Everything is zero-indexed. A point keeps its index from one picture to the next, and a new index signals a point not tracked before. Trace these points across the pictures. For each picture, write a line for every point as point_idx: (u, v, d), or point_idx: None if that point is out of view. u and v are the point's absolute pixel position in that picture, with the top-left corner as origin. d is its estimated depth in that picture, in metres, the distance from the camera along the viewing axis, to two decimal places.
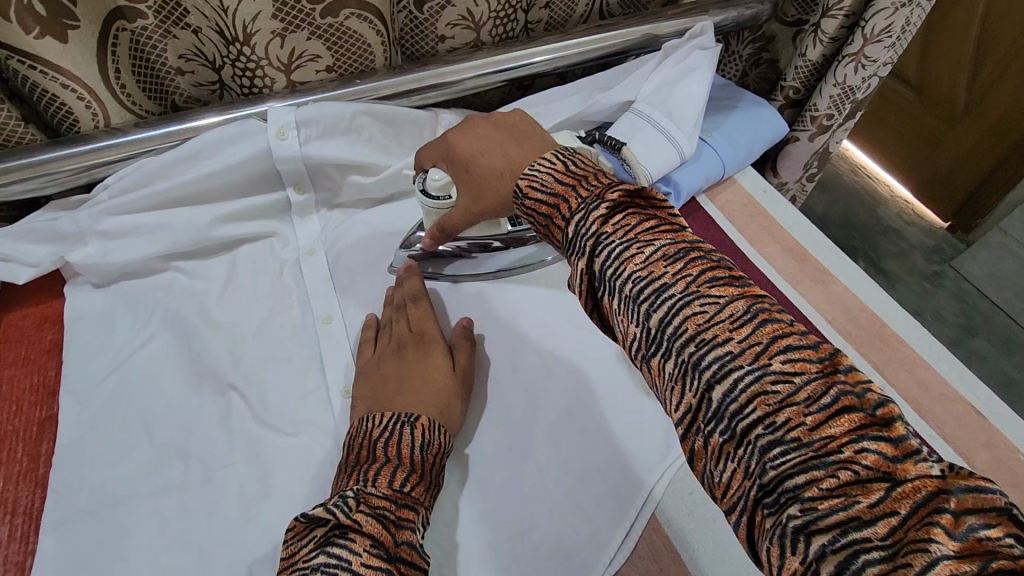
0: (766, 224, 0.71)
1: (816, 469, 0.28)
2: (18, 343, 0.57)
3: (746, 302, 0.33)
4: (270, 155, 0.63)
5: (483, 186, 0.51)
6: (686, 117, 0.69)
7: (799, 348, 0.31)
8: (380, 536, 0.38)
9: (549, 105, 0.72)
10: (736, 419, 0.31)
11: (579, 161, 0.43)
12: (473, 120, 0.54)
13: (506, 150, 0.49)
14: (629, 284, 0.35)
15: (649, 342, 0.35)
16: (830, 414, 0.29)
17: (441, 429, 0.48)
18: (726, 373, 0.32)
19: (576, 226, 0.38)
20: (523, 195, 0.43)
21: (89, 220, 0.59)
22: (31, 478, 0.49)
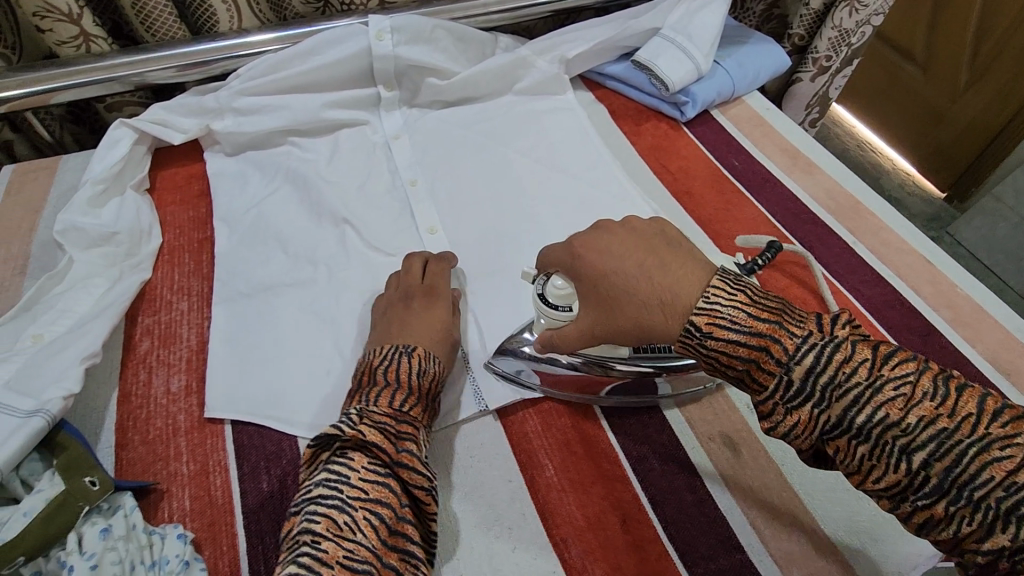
0: (767, 131, 0.85)
1: (981, 457, 0.35)
2: (174, 190, 0.74)
3: (868, 345, 0.40)
4: (370, 54, 0.78)
5: (618, 304, 0.46)
6: (704, 39, 0.83)
7: (897, 352, 0.39)
8: (379, 446, 0.45)
9: (591, 28, 0.87)
10: (925, 463, 0.36)
11: (752, 286, 0.44)
12: (605, 231, 0.50)
13: (655, 278, 0.45)
14: (880, 424, 0.38)
15: (900, 475, 0.37)
16: (953, 400, 0.37)
17: (435, 360, 0.54)
18: (936, 447, 0.36)
19: (807, 365, 0.39)
20: (706, 333, 0.42)
21: (228, 98, 0.75)
22: (199, 274, 0.65)
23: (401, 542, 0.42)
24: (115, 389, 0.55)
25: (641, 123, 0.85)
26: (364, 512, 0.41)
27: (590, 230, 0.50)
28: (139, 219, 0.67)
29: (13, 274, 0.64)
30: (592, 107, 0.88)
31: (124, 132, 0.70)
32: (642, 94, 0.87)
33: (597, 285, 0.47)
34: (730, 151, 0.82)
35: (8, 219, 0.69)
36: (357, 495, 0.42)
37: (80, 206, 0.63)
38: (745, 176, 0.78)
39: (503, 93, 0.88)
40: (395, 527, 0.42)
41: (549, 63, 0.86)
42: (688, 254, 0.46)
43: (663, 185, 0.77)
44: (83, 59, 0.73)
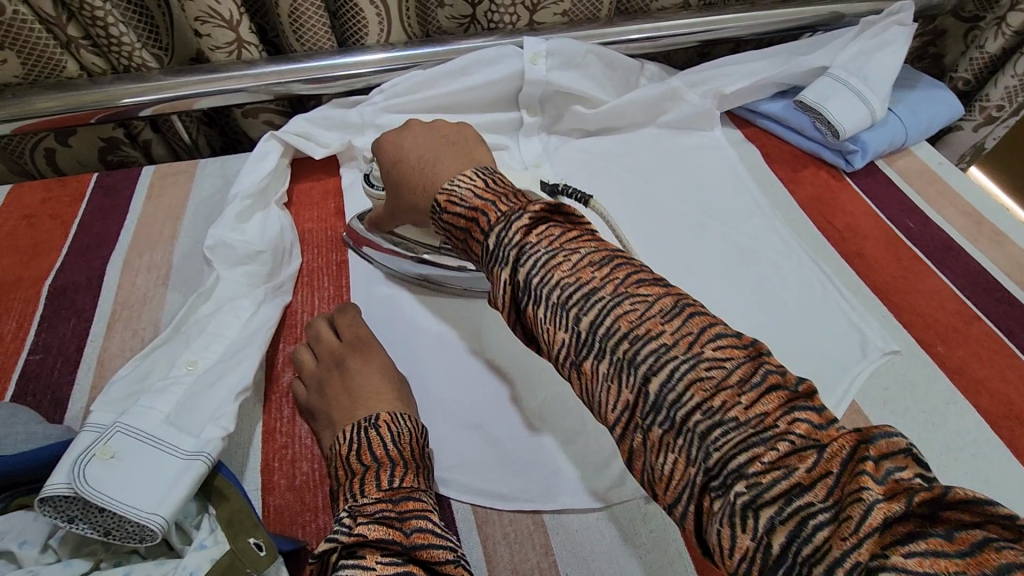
0: (942, 189, 0.77)
1: (772, 450, 0.29)
2: (311, 206, 0.71)
3: (672, 300, 0.35)
4: (521, 77, 0.74)
5: (402, 189, 0.54)
6: (880, 84, 0.76)
7: (725, 336, 0.33)
8: (388, 537, 0.37)
9: (751, 63, 0.80)
10: (675, 405, 0.31)
11: (497, 179, 0.47)
12: (411, 129, 0.57)
13: (428, 171, 0.51)
14: (556, 294, 0.37)
15: (642, 410, 0.33)
16: (759, 395, 0.31)
17: (405, 419, 0.48)
18: (715, 426, 0.30)
19: (494, 237, 0.41)
20: (443, 209, 0.46)
21: (372, 114, 0.73)
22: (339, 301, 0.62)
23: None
24: (259, 424, 0.52)
25: (798, 169, 0.78)
26: None
27: (399, 131, 0.57)
28: (282, 237, 0.64)
29: (156, 285, 0.62)
30: (743, 147, 0.81)
31: (272, 146, 0.70)
32: (801, 138, 0.80)
33: (396, 167, 0.54)
34: (902, 211, 0.73)
35: (150, 225, 0.68)
36: None
37: (229, 221, 0.62)
38: (924, 241, 0.70)
39: (647, 125, 0.82)
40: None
41: (702, 96, 0.80)
42: (471, 155, 0.52)
43: (830, 242, 0.70)
44: (234, 66, 0.72)
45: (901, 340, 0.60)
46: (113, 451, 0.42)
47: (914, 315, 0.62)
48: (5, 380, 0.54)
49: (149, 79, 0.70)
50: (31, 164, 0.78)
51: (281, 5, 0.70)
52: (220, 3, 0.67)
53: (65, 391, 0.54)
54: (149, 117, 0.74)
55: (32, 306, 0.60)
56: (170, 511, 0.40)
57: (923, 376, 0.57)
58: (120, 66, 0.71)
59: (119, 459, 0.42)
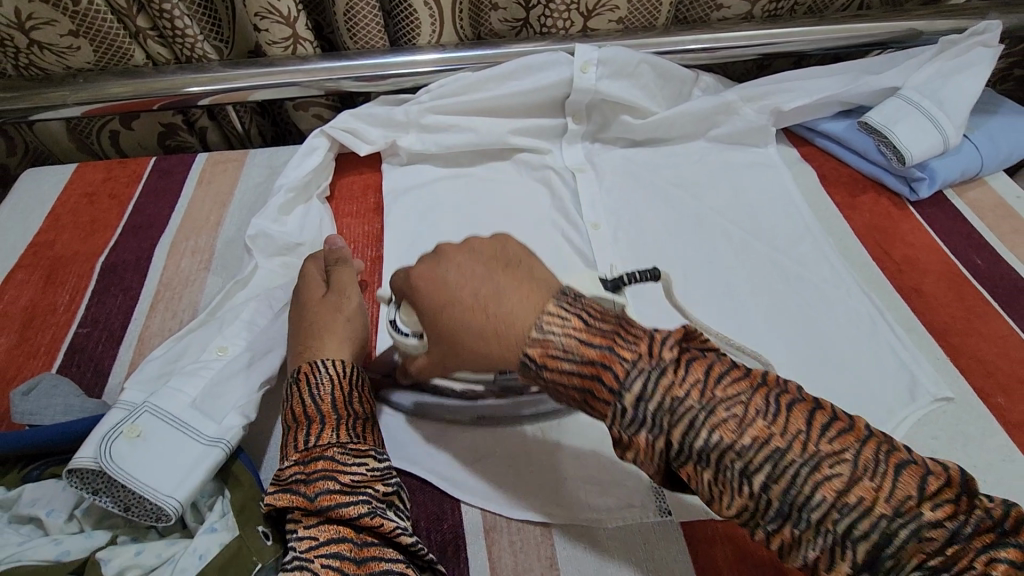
0: (1018, 226, 0.70)
1: (909, 540, 0.32)
2: (350, 200, 0.72)
3: (872, 450, 0.34)
4: (570, 84, 0.73)
5: (461, 340, 0.43)
6: (958, 108, 0.71)
7: (907, 465, 0.34)
8: (292, 502, 0.41)
9: (814, 79, 0.76)
10: (894, 569, 0.32)
11: (591, 307, 0.41)
12: (445, 252, 0.46)
13: (491, 311, 0.41)
14: (731, 454, 0.35)
15: (764, 513, 0.35)
16: (890, 481, 0.33)
17: (325, 365, 0.48)
18: (877, 536, 0.32)
19: (635, 392, 0.36)
20: (541, 365, 0.39)
21: (417, 114, 0.73)
22: (369, 296, 0.63)
23: (376, 567, 0.38)
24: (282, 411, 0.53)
25: (856, 194, 0.74)
26: (319, 562, 0.38)
27: (428, 256, 0.47)
28: (321, 230, 0.66)
29: (199, 269, 0.64)
30: (797, 167, 0.77)
31: (320, 141, 0.72)
32: (862, 161, 0.75)
33: (438, 314, 0.43)
34: (970, 246, 0.68)
35: (199, 210, 0.71)
36: (309, 545, 0.39)
37: (271, 212, 0.64)
38: (991, 280, 0.65)
39: (696, 137, 0.79)
40: (361, 557, 0.39)
41: (757, 112, 0.77)
42: (533, 277, 0.43)
43: (885, 276, 0.65)
44: (289, 61, 0.74)
45: (955, 386, 0.56)
46: (140, 430, 0.44)
47: (971, 360, 0.58)
48: (56, 349, 0.57)
49: (210, 70, 0.73)
50: (97, 144, 0.82)
51: (337, 3, 0.71)
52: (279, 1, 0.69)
53: (107, 364, 0.56)
54: (206, 106, 0.77)
55: (85, 281, 0.63)
56: (185, 495, 0.41)
57: (976, 428, 0.53)
58: (183, 57, 0.74)
59: (144, 439, 0.43)
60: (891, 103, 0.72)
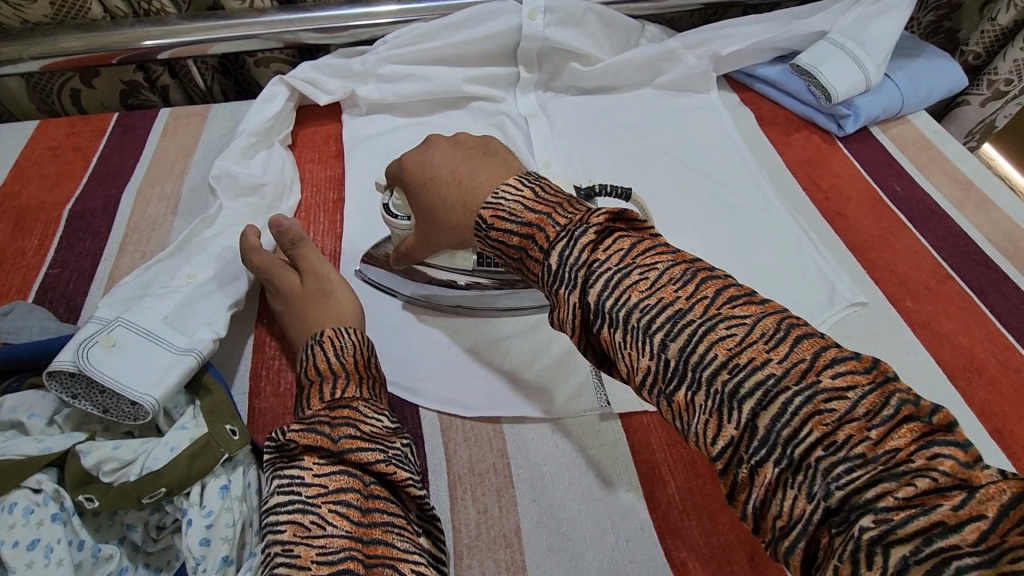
0: (935, 157, 0.77)
1: (899, 482, 0.28)
2: (312, 148, 0.75)
3: (775, 319, 0.35)
4: (519, 33, 0.76)
5: (436, 210, 0.51)
6: (879, 49, 0.76)
7: (845, 362, 0.32)
8: (317, 442, 0.41)
9: (750, 26, 0.81)
10: (791, 442, 0.31)
11: (546, 187, 0.46)
12: (433, 141, 0.55)
13: (462, 185, 0.49)
14: (635, 315, 0.37)
15: (664, 375, 0.36)
16: (888, 425, 0.30)
17: (350, 332, 0.51)
18: (765, 396, 0.32)
19: (557, 250, 0.40)
20: (489, 224, 0.45)
21: (374, 64, 0.76)
22: (332, 233, 0.66)
23: (380, 518, 0.39)
24: (251, 337, 0.56)
25: (790, 133, 0.79)
26: (329, 505, 0.38)
27: (419, 144, 0.54)
28: (283, 173, 0.68)
29: (166, 213, 0.67)
30: (737, 110, 0.82)
31: (280, 89, 0.74)
32: (796, 102, 0.80)
33: (426, 187, 0.51)
34: (890, 175, 0.74)
35: (164, 160, 0.73)
36: (317, 491, 0.39)
37: (234, 155, 0.66)
38: (908, 204, 0.70)
39: (642, 85, 0.84)
40: (368, 507, 0.39)
41: (698, 58, 0.81)
42: (507, 166, 0.50)
43: (812, 202, 0.71)
44: (247, 14, 0.76)
45: (870, 293, 0.62)
46: (115, 340, 0.47)
47: (886, 273, 0.63)
48: (27, 288, 0.60)
49: (167, 23, 0.74)
50: (58, 102, 0.83)
51: None
52: None
53: (78, 300, 0.59)
54: (166, 59, 0.79)
55: (52, 228, 0.65)
56: (161, 392, 0.45)
57: (888, 327, 0.59)
58: (140, 10, 0.76)
59: (119, 347, 0.46)
60: (820, 46, 0.77)
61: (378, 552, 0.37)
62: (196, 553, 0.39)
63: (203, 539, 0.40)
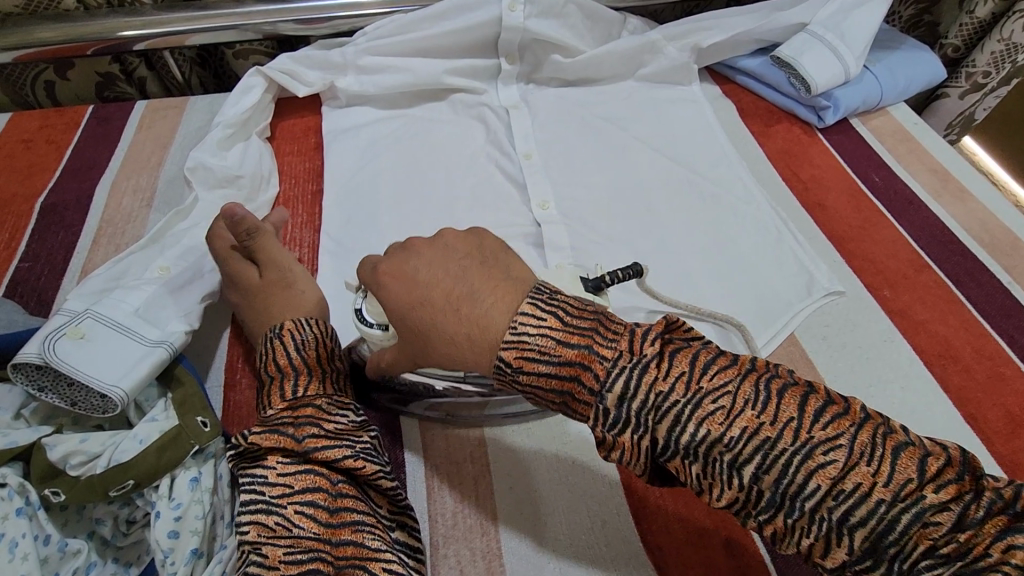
0: (913, 148, 0.77)
1: (913, 527, 0.32)
2: (291, 140, 0.75)
3: (752, 382, 0.36)
4: (500, 24, 0.76)
5: (429, 341, 0.42)
6: (857, 40, 0.76)
7: (826, 409, 0.34)
8: (279, 444, 0.41)
9: (731, 17, 0.81)
10: (900, 557, 0.32)
11: (566, 302, 0.41)
12: (411, 245, 0.47)
13: (464, 311, 0.41)
14: (721, 447, 0.34)
15: (757, 503, 0.34)
16: (890, 466, 0.33)
17: (310, 324, 0.50)
18: (876, 523, 0.32)
19: (617, 390, 0.36)
20: (516, 369, 0.39)
21: (353, 55, 0.76)
22: (311, 226, 0.66)
23: (349, 518, 0.39)
24: (227, 329, 0.55)
25: (772, 124, 0.79)
26: (292, 507, 0.39)
27: (397, 253, 0.46)
28: (261, 165, 0.68)
29: (141, 207, 0.66)
30: (718, 102, 0.82)
31: (258, 81, 0.73)
32: (777, 94, 0.81)
33: (410, 313, 0.43)
34: (870, 166, 0.74)
35: (140, 153, 0.72)
36: (280, 492, 0.39)
37: (210, 147, 0.65)
38: (886, 194, 0.71)
39: (625, 77, 0.84)
40: (336, 507, 0.40)
41: (679, 50, 0.81)
42: (511, 281, 0.43)
43: (793, 192, 0.71)
44: (223, 4, 0.75)
45: (848, 282, 0.62)
46: (83, 332, 0.46)
47: (864, 262, 0.64)
48: None
49: (143, 13, 0.74)
50: (32, 95, 0.82)
51: None
52: None
53: (50, 295, 0.58)
54: (142, 51, 0.77)
55: (24, 221, 0.64)
56: (130, 385, 0.44)
57: (864, 316, 0.59)
58: (115, 1, 0.74)
59: (87, 339, 0.45)
60: (800, 37, 0.77)
61: (347, 552, 0.38)
62: (163, 546, 0.39)
63: (171, 531, 0.39)
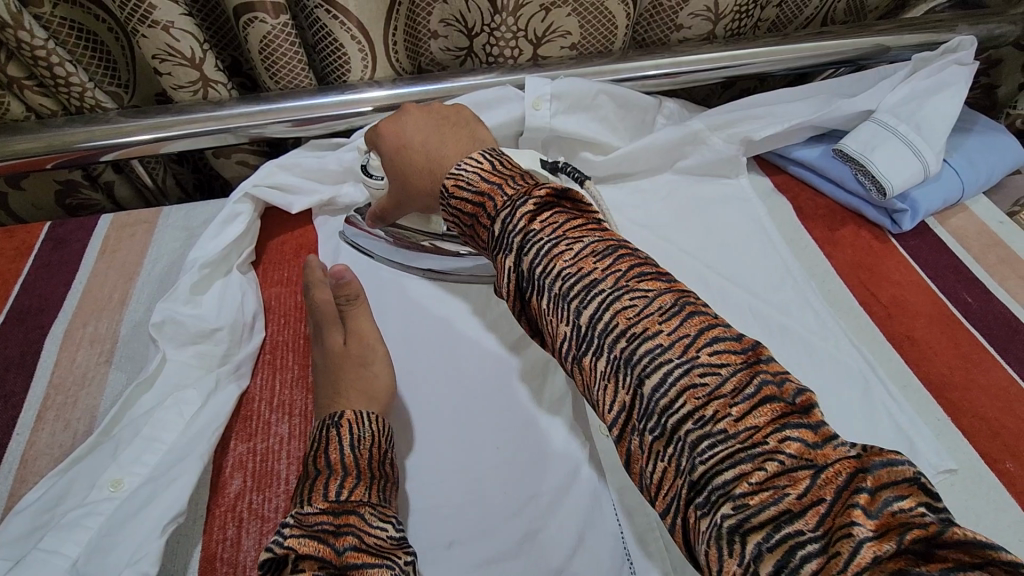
0: (1006, 255, 0.66)
1: (681, 381, 0.31)
2: (280, 264, 0.64)
3: (674, 296, 0.34)
4: (522, 122, 0.67)
5: (409, 176, 0.52)
6: (937, 133, 0.66)
7: (725, 340, 0.32)
8: (317, 553, 0.37)
9: (784, 105, 0.71)
10: (665, 413, 0.31)
11: (505, 162, 0.45)
12: (407, 109, 0.56)
13: (432, 155, 0.50)
14: (558, 284, 0.36)
15: (580, 339, 0.35)
16: (750, 406, 0.30)
17: (371, 419, 0.46)
18: (653, 365, 0.32)
19: (501, 220, 0.40)
20: (451, 194, 0.45)
21: (351, 161, 0.66)
22: (303, 383, 0.54)
23: None
24: (197, 551, 0.44)
25: (837, 228, 0.69)
26: None
27: (394, 113, 0.56)
28: (242, 309, 0.57)
29: (98, 362, 0.55)
30: (771, 199, 0.72)
31: (243, 204, 0.63)
32: (840, 190, 0.70)
33: (398, 154, 0.53)
34: (959, 282, 0.63)
35: (100, 287, 0.61)
36: None
37: (182, 293, 0.55)
38: (985, 322, 0.60)
39: (663, 170, 0.73)
40: None
41: (726, 141, 0.70)
42: (474, 136, 0.50)
43: (873, 321, 0.60)
44: (200, 107, 0.64)
45: (961, 455, 0.51)
46: None
47: (976, 420, 0.53)
48: None
49: (105, 121, 0.63)
50: None
51: (250, 40, 0.62)
52: (180, 40, 0.59)
53: None
54: (109, 161, 0.67)
55: None
56: None
57: (988, 503, 0.48)
58: (72, 107, 0.64)
59: None
60: (868, 127, 0.67)
61: None
62: None
63: None
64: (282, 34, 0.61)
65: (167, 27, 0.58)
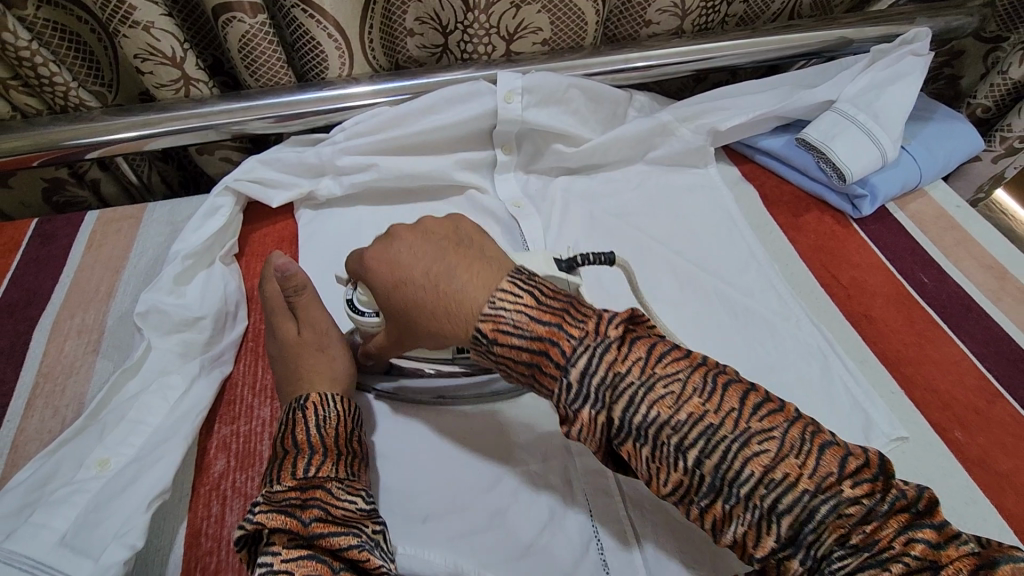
0: (961, 238, 0.69)
1: (811, 504, 0.31)
2: (262, 257, 0.66)
3: (701, 375, 0.35)
4: (494, 115, 0.69)
5: (414, 313, 0.43)
6: (893, 120, 0.69)
7: (765, 405, 0.34)
8: (284, 525, 0.38)
9: (748, 96, 0.74)
10: (796, 530, 0.32)
11: (547, 288, 0.40)
12: (396, 229, 0.48)
13: (441, 285, 0.41)
14: (668, 432, 0.34)
15: (697, 489, 0.34)
16: (815, 461, 0.32)
17: (335, 401, 0.47)
18: (798, 510, 0.32)
19: (580, 367, 0.36)
20: (492, 339, 0.39)
21: (330, 155, 0.68)
22: None
23: None
24: (183, 526, 0.46)
25: (801, 214, 0.71)
26: None
27: (381, 237, 0.47)
28: (225, 299, 0.59)
29: (86, 352, 0.57)
30: (739, 188, 0.74)
31: (224, 198, 0.65)
32: (804, 177, 0.73)
33: (395, 293, 0.44)
34: (915, 263, 0.66)
35: (87, 280, 0.63)
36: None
37: (165, 284, 0.57)
38: (939, 300, 0.62)
39: (633, 162, 0.75)
40: None
41: (694, 132, 0.73)
42: (490, 262, 0.42)
43: (833, 302, 0.63)
44: (182, 105, 0.66)
45: (911, 424, 0.53)
46: None
47: (927, 392, 0.55)
48: None
49: (89, 120, 0.65)
50: None
51: (229, 39, 0.64)
52: (160, 40, 0.61)
53: None
54: (95, 158, 0.68)
55: None
56: None
57: (937, 468, 0.51)
58: (57, 106, 0.66)
59: None
60: (827, 115, 0.69)
61: None
62: None
63: None
64: (261, 34, 0.63)
65: (147, 27, 0.60)
